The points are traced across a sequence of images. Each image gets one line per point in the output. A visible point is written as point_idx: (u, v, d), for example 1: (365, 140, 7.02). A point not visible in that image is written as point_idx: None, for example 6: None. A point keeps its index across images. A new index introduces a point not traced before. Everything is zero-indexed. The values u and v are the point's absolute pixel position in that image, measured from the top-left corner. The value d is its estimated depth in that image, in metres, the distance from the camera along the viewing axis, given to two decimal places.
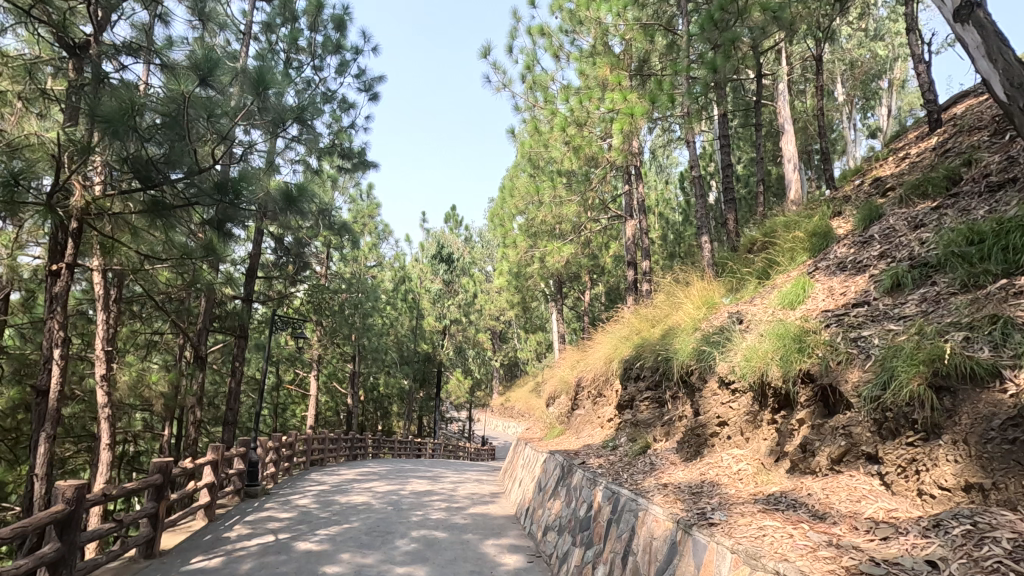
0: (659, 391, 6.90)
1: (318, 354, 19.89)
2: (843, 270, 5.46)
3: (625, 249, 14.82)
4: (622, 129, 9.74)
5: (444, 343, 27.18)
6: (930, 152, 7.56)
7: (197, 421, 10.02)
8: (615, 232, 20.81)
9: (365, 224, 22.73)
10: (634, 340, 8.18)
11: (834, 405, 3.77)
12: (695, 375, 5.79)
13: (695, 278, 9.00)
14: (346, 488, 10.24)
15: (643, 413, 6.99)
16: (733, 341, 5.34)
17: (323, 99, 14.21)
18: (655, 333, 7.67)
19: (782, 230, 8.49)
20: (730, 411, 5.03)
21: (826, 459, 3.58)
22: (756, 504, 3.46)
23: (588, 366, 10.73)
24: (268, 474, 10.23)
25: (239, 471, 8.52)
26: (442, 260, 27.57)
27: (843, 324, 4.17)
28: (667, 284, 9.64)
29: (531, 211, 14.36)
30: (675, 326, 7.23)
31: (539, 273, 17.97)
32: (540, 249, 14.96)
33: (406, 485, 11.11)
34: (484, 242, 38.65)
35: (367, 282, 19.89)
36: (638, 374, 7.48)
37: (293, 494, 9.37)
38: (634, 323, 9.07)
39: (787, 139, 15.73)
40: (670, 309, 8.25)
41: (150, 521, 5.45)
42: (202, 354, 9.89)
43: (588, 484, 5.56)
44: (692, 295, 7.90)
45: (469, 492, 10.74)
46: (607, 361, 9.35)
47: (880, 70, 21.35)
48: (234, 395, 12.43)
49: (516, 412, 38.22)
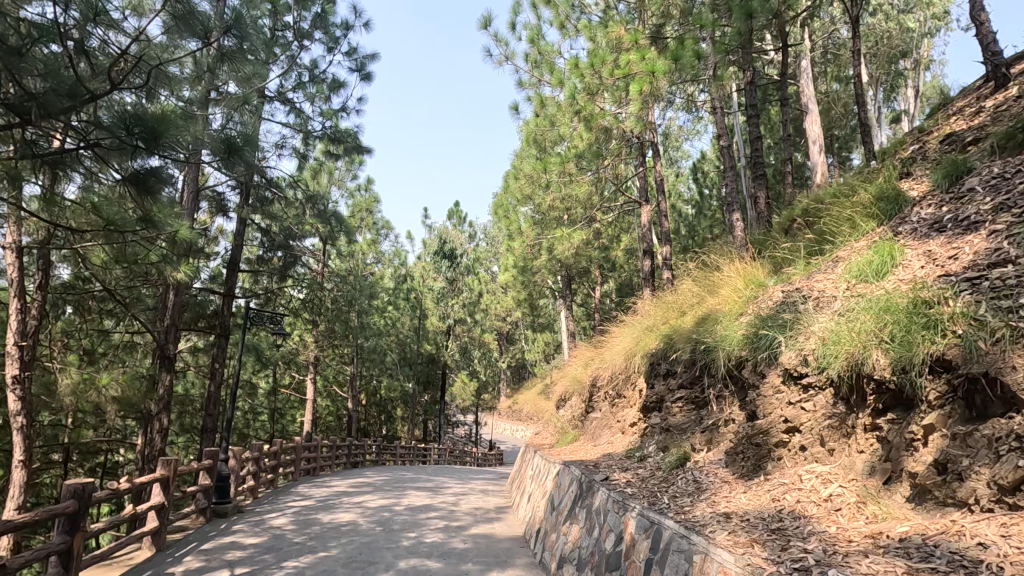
0: (696, 390, 5.74)
1: (315, 355, 18.84)
2: (941, 231, 4.27)
3: (640, 237, 13.70)
4: (641, 92, 8.62)
5: (448, 344, 26.08)
6: (1014, 101, 6.32)
7: (164, 429, 8.94)
8: (626, 223, 19.67)
9: (363, 218, 21.65)
10: (659, 331, 7.03)
11: (987, 406, 2.61)
12: (748, 368, 4.62)
13: (727, 260, 7.84)
14: (335, 504, 9.09)
15: (675, 416, 5.88)
16: (802, 323, 4.17)
17: (312, 80, 13.17)
18: (686, 321, 6.53)
19: (830, 202, 7.32)
20: (801, 414, 3.85)
21: (986, 485, 2.40)
22: (888, 558, 2.28)
23: (604, 363, 9.60)
24: (246, 487, 9.12)
25: (204, 488, 7.38)
26: (445, 257, 26.49)
27: (981, 290, 3.01)
28: (694, 269, 8.49)
29: (538, 197, 13.22)
30: (713, 311, 6.07)
31: (547, 265, 16.81)
32: (548, 239, 13.84)
33: (402, 499, 9.97)
34: (488, 240, 37.70)
35: (367, 279, 18.83)
36: (669, 369, 6.33)
37: (271, 512, 8.23)
38: (658, 313, 7.91)
39: (812, 118, 14.52)
40: (701, 295, 7.09)
41: (59, 560, 4.32)
42: (168, 353, 8.85)
43: (615, 509, 4.37)
44: (727, 279, 6.76)
45: (473, 506, 9.59)
46: (626, 358, 8.20)
47: (909, 47, 20.02)
48: (213, 399, 11.34)
49: (524, 415, 37.04)
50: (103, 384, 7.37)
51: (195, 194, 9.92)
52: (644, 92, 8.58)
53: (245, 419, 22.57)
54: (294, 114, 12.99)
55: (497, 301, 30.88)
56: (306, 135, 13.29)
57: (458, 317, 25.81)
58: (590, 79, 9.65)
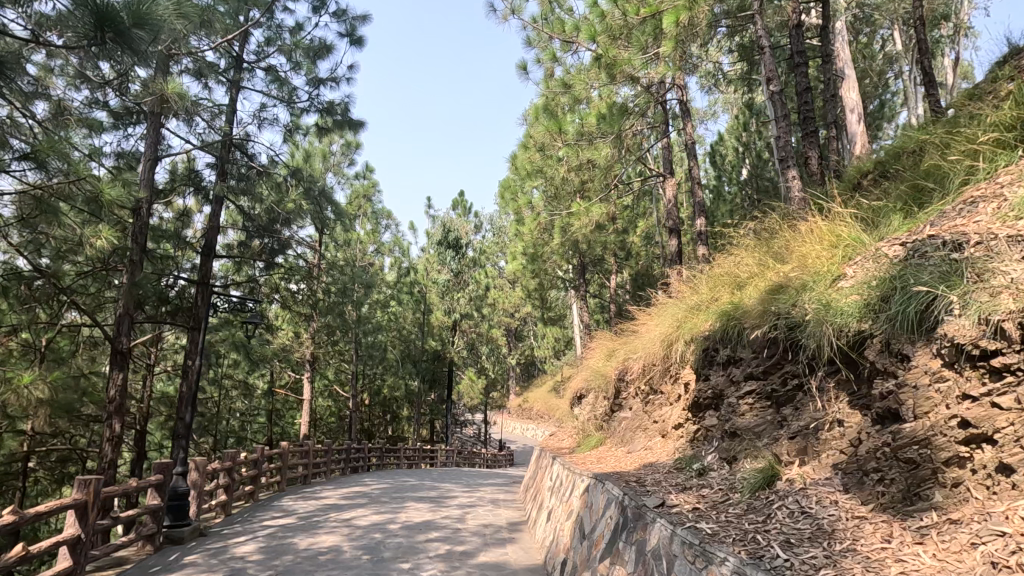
0: (773, 383, 4.33)
1: (311, 352, 17.51)
2: None
3: (665, 214, 12.36)
4: (675, 25, 7.29)
5: (454, 339, 24.77)
6: None
7: (114, 437, 7.59)
8: (643, 205, 18.29)
9: (361, 205, 20.13)
10: (711, 309, 5.66)
11: None
12: (872, 349, 3.20)
13: (785, 222, 6.46)
14: (319, 523, 7.71)
15: (745, 417, 4.50)
16: (977, 275, 2.75)
17: (297, 44, 11.91)
18: (752, 294, 5.10)
19: (923, 148, 5.86)
20: (996, 417, 2.43)
21: None
22: None
23: (634, 353, 8.18)
24: (216, 503, 7.76)
25: (153, 510, 6.06)
26: (450, 247, 24.94)
27: None
28: (742, 238, 7.12)
29: (550, 170, 11.78)
30: (788, 277, 4.63)
31: (560, 250, 15.37)
32: (562, 217, 12.41)
33: (400, 514, 8.59)
34: (494, 232, 36.23)
35: (367, 269, 17.47)
36: (731, 356, 4.91)
37: (240, 535, 6.88)
38: (704, 289, 6.48)
39: (848, 85, 13.11)
40: (763, 262, 5.65)
41: None
42: (120, 347, 7.61)
43: (687, 559, 2.94)
44: (799, 240, 5.31)
45: (482, 521, 8.22)
46: (664, 345, 6.75)
47: (950, 10, 18.34)
48: (186, 401, 9.99)
49: (537, 414, 35.84)
50: (25, 386, 6.13)
51: (154, 163, 8.58)
52: (680, 23, 7.19)
53: (241, 422, 21.36)
54: (276, 84, 11.73)
55: (504, 297, 29.46)
56: (290, 106, 12.00)
57: (465, 312, 24.56)
58: (613, 18, 8.40)
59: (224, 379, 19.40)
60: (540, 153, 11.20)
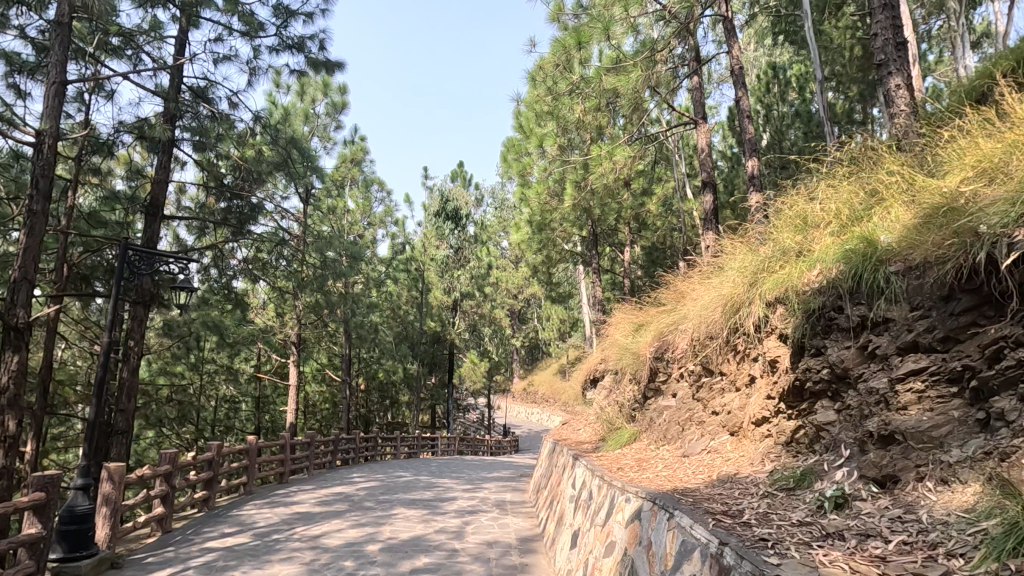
0: (971, 354, 2.61)
1: (297, 334, 15.86)
2: None
3: (699, 165, 10.62)
4: None
5: (455, 320, 23.19)
6: None
7: (9, 438, 5.90)
8: (660, 166, 16.52)
9: (349, 171, 17.84)
10: (817, 252, 3.90)
11: None
12: None
13: (905, 138, 4.64)
14: (277, 544, 6.04)
15: (911, 413, 2.79)
16: None
17: None
18: (897, 223, 3.33)
19: None
20: None
21: None
22: None
23: (677, 326, 6.46)
24: (145, 520, 6.10)
25: (27, 541, 4.34)
26: (449, 219, 23.52)
27: None
28: (830, 164, 5.27)
29: (562, 114, 9.92)
30: (983, 187, 2.86)
31: (571, 215, 13.65)
32: (577, 170, 10.60)
33: (383, 528, 6.92)
34: (495, 209, 34.44)
35: (356, 241, 15.67)
36: (871, 318, 3.18)
37: (166, 567, 5.21)
38: (786, 231, 4.72)
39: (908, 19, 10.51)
40: (890, 182, 3.90)
41: None
42: (10, 321, 5.87)
43: None
44: (961, 144, 3.53)
45: (485, 537, 6.54)
46: (726, 310, 5.03)
47: None
48: (127, 390, 8.57)
49: (543, 398, 34.57)
50: None
51: (63, 88, 6.66)
52: None
53: (226, 409, 19.83)
54: (236, 11, 9.77)
55: (506, 277, 27.71)
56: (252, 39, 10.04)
57: (466, 291, 23.20)
58: None
59: (206, 363, 17.77)
60: (550, 93, 9.32)
